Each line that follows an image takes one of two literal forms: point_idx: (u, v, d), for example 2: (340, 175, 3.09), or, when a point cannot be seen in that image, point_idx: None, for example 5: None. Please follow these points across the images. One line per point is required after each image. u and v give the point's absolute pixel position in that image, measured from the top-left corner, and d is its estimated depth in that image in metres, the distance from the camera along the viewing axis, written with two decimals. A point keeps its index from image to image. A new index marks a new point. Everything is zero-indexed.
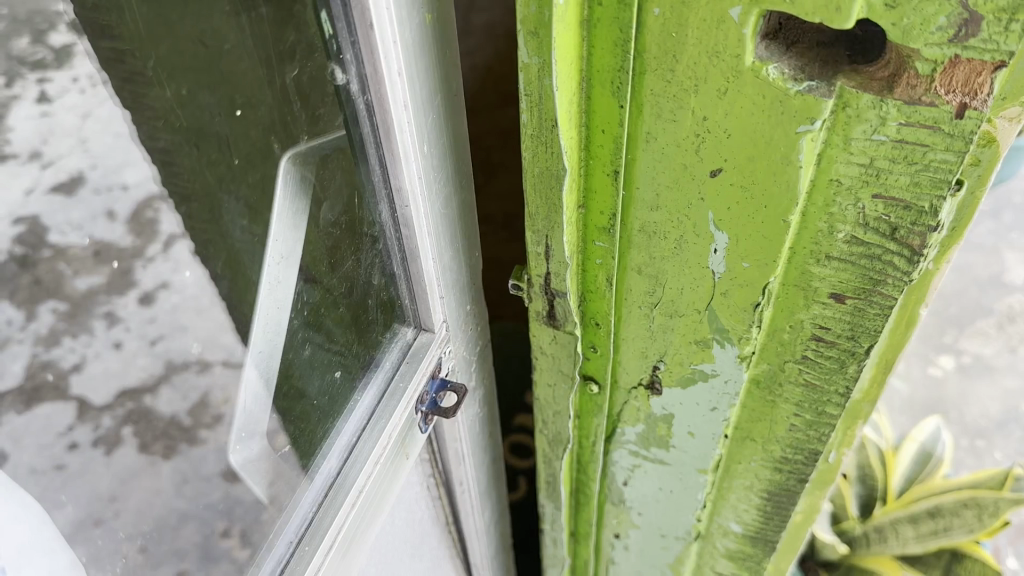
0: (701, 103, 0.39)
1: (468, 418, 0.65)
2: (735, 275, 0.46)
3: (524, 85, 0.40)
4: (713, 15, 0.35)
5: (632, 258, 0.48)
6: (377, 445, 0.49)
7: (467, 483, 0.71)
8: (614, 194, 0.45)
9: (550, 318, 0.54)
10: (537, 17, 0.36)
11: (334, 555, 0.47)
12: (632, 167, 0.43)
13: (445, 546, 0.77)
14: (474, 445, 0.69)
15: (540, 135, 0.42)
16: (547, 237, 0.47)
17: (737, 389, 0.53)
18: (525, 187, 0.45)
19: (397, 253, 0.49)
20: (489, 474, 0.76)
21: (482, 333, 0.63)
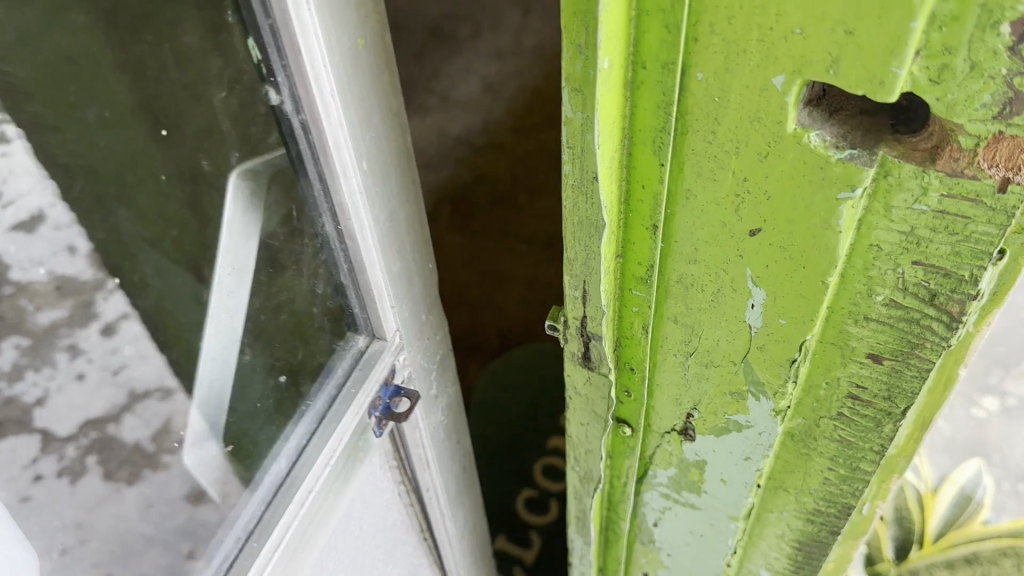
0: (741, 164, 0.39)
1: (431, 424, 0.68)
2: (771, 331, 0.46)
3: (568, 139, 0.41)
4: (757, 82, 0.36)
5: (669, 308, 0.48)
6: (329, 445, 0.53)
7: (437, 487, 0.73)
8: (652, 246, 0.45)
9: (584, 359, 0.54)
10: (582, 76, 0.38)
11: (290, 548, 0.51)
12: (671, 221, 0.44)
13: (422, 554, 0.79)
14: (439, 451, 0.71)
15: (582, 186, 0.43)
16: (584, 281, 0.48)
17: (771, 440, 0.53)
18: (564, 234, 0.46)
19: (345, 264, 0.52)
20: (458, 481, 0.79)
21: (441, 343, 0.66)
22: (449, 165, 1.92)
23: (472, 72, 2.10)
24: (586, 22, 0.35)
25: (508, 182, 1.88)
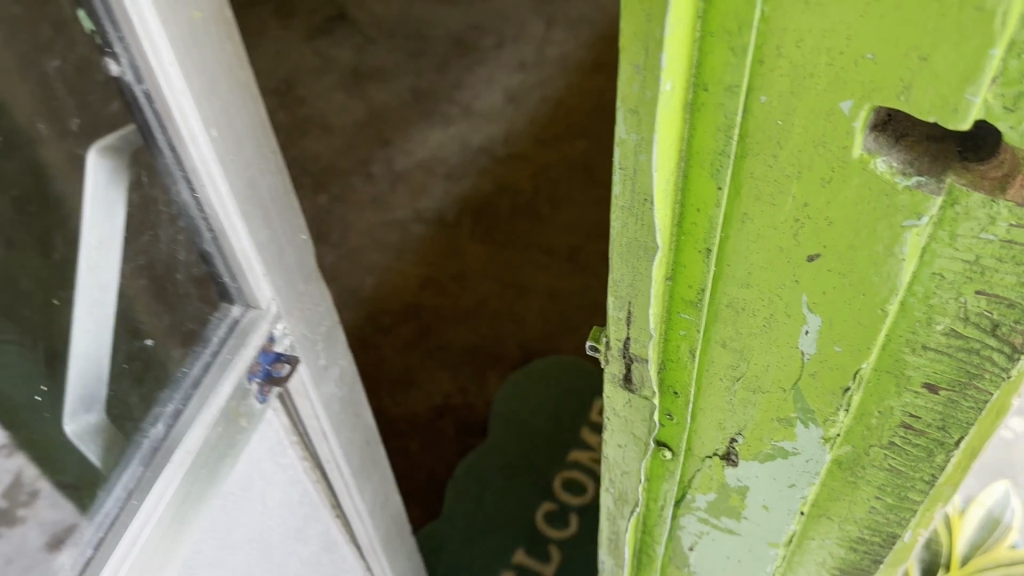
0: (802, 190, 0.39)
1: (326, 395, 0.65)
2: (825, 358, 0.45)
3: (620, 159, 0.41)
4: (823, 106, 0.35)
5: (718, 332, 0.47)
6: (205, 414, 0.51)
7: (338, 460, 0.70)
8: (705, 271, 0.44)
9: (625, 380, 0.53)
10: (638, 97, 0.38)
11: (170, 522, 0.49)
12: (725, 245, 0.43)
13: (337, 531, 0.75)
14: (338, 424, 0.68)
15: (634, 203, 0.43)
16: (630, 303, 0.48)
17: (818, 468, 0.52)
18: (612, 254, 0.46)
19: (209, 230, 0.51)
20: (362, 453, 0.76)
21: (327, 315, 0.64)
22: (471, 176, 1.92)
23: (494, 81, 2.09)
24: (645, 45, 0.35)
25: (530, 194, 1.88)
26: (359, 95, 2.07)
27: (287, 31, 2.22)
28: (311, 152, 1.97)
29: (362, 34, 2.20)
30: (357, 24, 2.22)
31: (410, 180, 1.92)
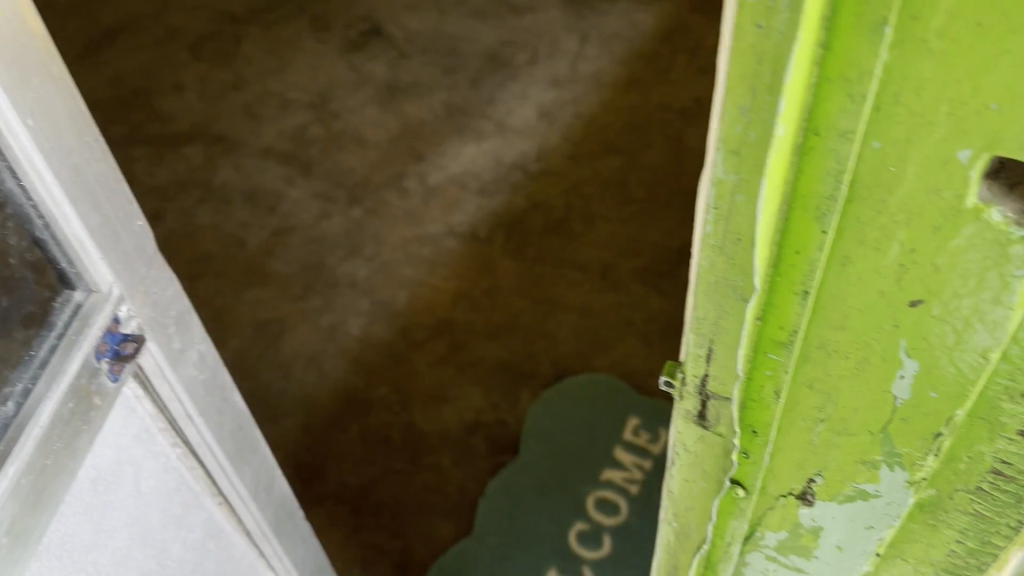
0: (911, 236, 0.38)
1: (183, 378, 0.62)
2: (918, 403, 0.45)
3: (715, 196, 0.42)
4: (939, 155, 0.35)
5: (806, 374, 0.47)
6: (52, 396, 0.47)
7: (209, 446, 0.67)
8: (799, 313, 0.44)
9: (699, 417, 0.54)
10: (740, 137, 0.39)
11: (16, 518, 0.44)
12: (822, 288, 0.42)
13: (225, 519, 0.73)
14: (201, 407, 0.65)
15: (726, 240, 0.44)
16: (711, 341, 0.49)
17: (900, 511, 0.52)
18: (698, 293, 0.47)
19: (27, 211, 0.46)
20: (233, 439, 0.73)
21: (176, 298, 0.61)
22: (504, 192, 1.92)
23: (528, 97, 2.09)
24: (752, 88, 0.36)
25: (563, 210, 1.88)
26: (393, 110, 2.08)
27: (321, 45, 2.24)
28: (345, 166, 1.98)
29: (396, 49, 2.22)
30: (392, 39, 2.24)
31: (443, 195, 1.92)
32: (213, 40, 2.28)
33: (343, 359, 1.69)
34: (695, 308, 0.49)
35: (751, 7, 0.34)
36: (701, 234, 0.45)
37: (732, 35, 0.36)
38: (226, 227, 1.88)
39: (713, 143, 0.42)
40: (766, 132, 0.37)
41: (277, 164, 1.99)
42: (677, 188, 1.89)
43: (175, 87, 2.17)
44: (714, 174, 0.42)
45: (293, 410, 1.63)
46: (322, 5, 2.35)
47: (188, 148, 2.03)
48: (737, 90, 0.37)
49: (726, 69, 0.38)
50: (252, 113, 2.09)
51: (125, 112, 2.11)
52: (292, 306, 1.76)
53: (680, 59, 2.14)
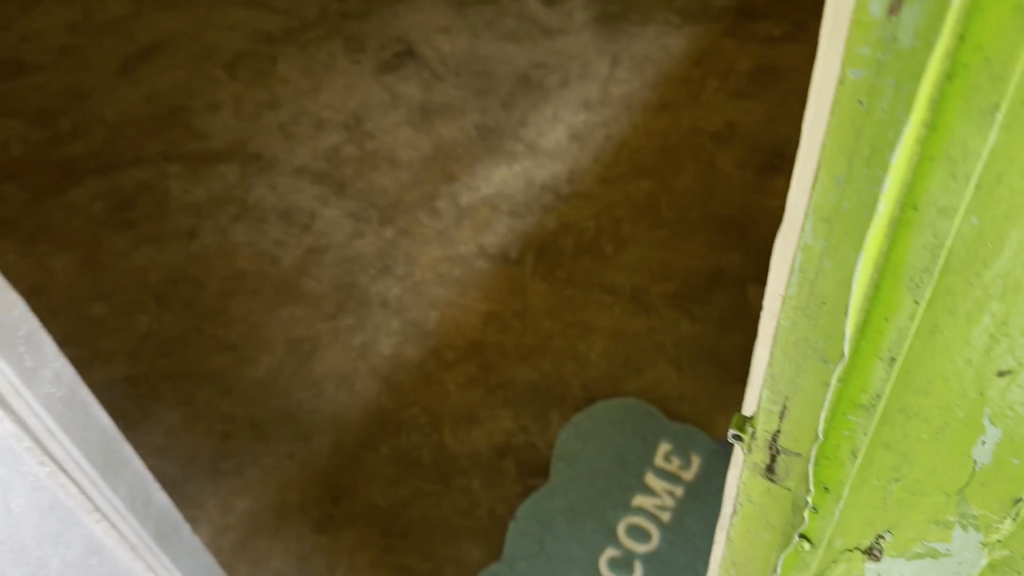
0: (1005, 311, 0.38)
1: (38, 396, 0.70)
2: (999, 468, 0.45)
3: (802, 261, 0.42)
4: None
5: (884, 436, 0.47)
6: None
7: (77, 460, 0.76)
8: (883, 378, 0.44)
9: (768, 471, 0.54)
10: (834, 207, 0.38)
11: None
12: (907, 355, 0.43)
13: (102, 534, 0.80)
14: (63, 422, 0.74)
15: (810, 304, 0.43)
16: (785, 400, 0.49)
17: (969, 569, 0.52)
18: (774, 352, 0.47)
19: None
20: (104, 452, 0.81)
21: (25, 321, 0.69)
22: (535, 213, 1.93)
23: (559, 119, 2.10)
24: (851, 161, 0.36)
25: (594, 232, 1.88)
26: (425, 130, 2.10)
27: (355, 65, 2.26)
28: (378, 186, 2.00)
29: (428, 70, 2.24)
30: (424, 59, 2.26)
31: (474, 216, 1.93)
32: (248, 59, 2.32)
33: (374, 379, 1.69)
34: (769, 367, 0.48)
35: (856, 85, 0.34)
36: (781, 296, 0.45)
37: (831, 109, 0.36)
38: (261, 246, 1.91)
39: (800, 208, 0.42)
40: (863, 203, 0.37)
41: (310, 183, 2.01)
42: (707, 213, 1.89)
43: (211, 105, 2.21)
44: (802, 240, 0.41)
45: (324, 428, 1.63)
46: (355, 25, 2.38)
47: (224, 166, 2.06)
48: (835, 162, 0.37)
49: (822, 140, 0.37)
50: (287, 132, 2.12)
51: (164, 131, 2.15)
52: (324, 325, 1.78)
53: (711, 82, 2.14)
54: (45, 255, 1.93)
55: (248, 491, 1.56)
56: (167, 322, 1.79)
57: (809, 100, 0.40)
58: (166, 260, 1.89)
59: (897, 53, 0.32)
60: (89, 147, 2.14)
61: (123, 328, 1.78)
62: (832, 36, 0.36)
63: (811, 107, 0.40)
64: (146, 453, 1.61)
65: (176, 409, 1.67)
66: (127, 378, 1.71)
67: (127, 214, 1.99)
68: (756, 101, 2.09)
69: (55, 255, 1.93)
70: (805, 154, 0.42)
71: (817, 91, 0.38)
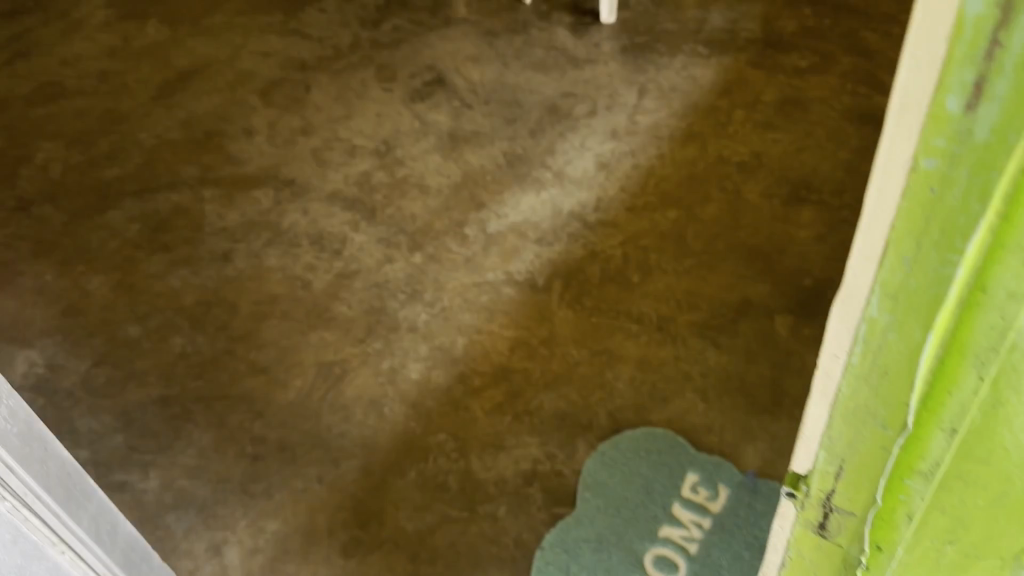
0: None
1: None
2: None
3: (867, 332, 0.45)
4: None
5: (941, 502, 0.49)
6: None
7: (36, 491, 0.84)
8: (943, 448, 0.46)
9: (820, 526, 0.57)
10: (901, 283, 0.42)
11: None
12: (968, 428, 0.45)
13: (69, 563, 0.90)
14: (19, 457, 0.82)
15: (873, 372, 0.46)
16: (842, 461, 0.52)
17: None
18: (834, 416, 0.50)
19: None
20: (66, 485, 0.92)
21: None
22: (563, 241, 1.95)
23: (586, 148, 2.13)
24: (920, 241, 0.40)
25: (621, 261, 1.90)
26: (455, 158, 2.13)
27: (387, 93, 2.31)
28: (408, 212, 2.03)
29: (458, 98, 2.28)
30: (454, 88, 2.30)
31: (502, 243, 1.96)
32: (282, 86, 2.37)
33: (403, 404, 1.71)
34: (829, 429, 0.52)
35: (928, 172, 0.37)
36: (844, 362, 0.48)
37: (903, 194, 0.39)
38: (293, 270, 1.94)
39: (863, 285, 0.45)
40: (930, 281, 0.40)
41: (342, 209, 2.05)
42: (734, 243, 1.90)
43: (245, 131, 2.26)
44: (867, 312, 0.45)
45: (352, 452, 1.65)
46: (387, 54, 2.43)
47: (258, 191, 2.10)
48: (904, 242, 0.40)
49: (890, 223, 0.41)
50: (319, 158, 2.17)
51: (199, 155, 2.21)
52: (354, 349, 1.80)
53: (738, 112, 2.16)
54: (82, 275, 1.97)
55: (277, 514, 1.57)
56: (201, 344, 1.82)
57: (868, 187, 0.43)
58: (201, 283, 1.93)
59: (971, 145, 0.35)
60: (125, 170, 2.20)
61: (158, 349, 1.82)
62: (895, 123, 0.39)
63: (877, 174, 0.41)
64: (177, 474, 1.63)
65: (208, 431, 1.69)
66: (161, 399, 1.74)
67: (163, 236, 2.03)
68: (783, 133, 2.10)
69: (90, 276, 1.97)
70: (861, 241, 0.44)
71: (879, 174, 0.41)
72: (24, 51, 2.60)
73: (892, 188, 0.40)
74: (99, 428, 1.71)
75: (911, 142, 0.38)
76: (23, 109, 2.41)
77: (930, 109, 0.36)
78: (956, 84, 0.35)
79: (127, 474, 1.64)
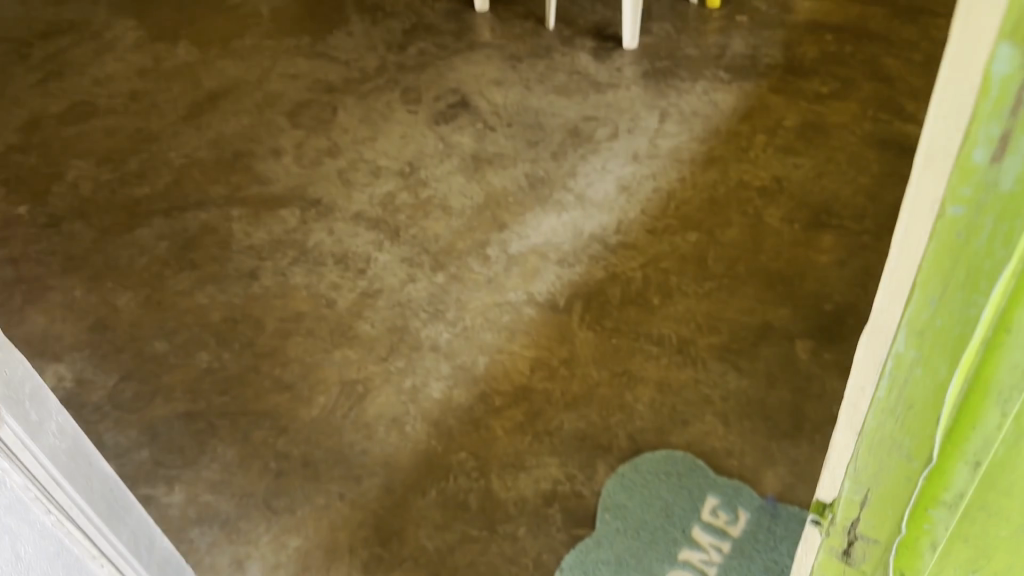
0: None
1: (43, 448, 0.81)
2: None
3: (893, 366, 0.48)
4: None
5: (964, 532, 0.53)
6: None
7: (80, 504, 0.87)
8: (967, 479, 0.49)
9: (844, 555, 0.60)
10: (927, 321, 0.45)
11: None
12: (990, 463, 0.48)
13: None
14: (64, 472, 0.84)
15: (899, 404, 0.49)
16: (867, 490, 0.55)
17: None
18: (860, 446, 0.53)
19: None
20: (107, 500, 0.94)
21: (28, 378, 0.81)
22: (584, 262, 1.97)
23: (607, 170, 2.16)
24: (946, 282, 0.42)
25: (641, 283, 1.92)
26: (477, 179, 2.17)
27: (412, 115, 2.36)
28: (431, 232, 2.06)
29: (481, 121, 2.32)
30: (478, 111, 2.34)
31: (524, 264, 1.98)
32: (309, 107, 2.42)
33: (424, 422, 1.73)
34: (856, 458, 0.54)
35: (955, 218, 0.40)
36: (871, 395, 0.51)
37: (930, 237, 0.42)
38: (318, 288, 1.97)
39: (892, 321, 0.48)
40: (956, 320, 0.43)
41: (367, 228, 2.09)
42: (755, 266, 1.92)
43: (273, 151, 2.31)
44: (895, 346, 0.48)
45: (374, 470, 1.66)
46: (412, 77, 2.48)
47: (285, 210, 2.15)
48: (931, 283, 0.43)
49: (919, 264, 0.44)
50: (345, 178, 2.21)
51: (227, 175, 2.26)
52: (377, 367, 1.82)
53: (759, 137, 2.19)
54: (111, 291, 2.01)
55: (299, 530, 1.58)
56: (226, 361, 1.85)
57: (899, 231, 0.46)
58: (228, 300, 1.97)
59: (997, 192, 0.38)
60: (154, 189, 2.25)
61: (184, 365, 1.85)
62: (924, 172, 0.42)
63: (905, 223, 0.45)
64: (202, 489, 1.65)
65: (232, 446, 1.71)
66: (186, 415, 1.77)
67: (191, 254, 2.07)
68: (804, 158, 2.12)
69: (119, 292, 2.01)
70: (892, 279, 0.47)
71: (908, 218, 0.44)
72: (58, 71, 2.68)
73: (921, 231, 0.44)
74: (125, 442, 1.73)
75: (940, 188, 0.41)
76: (55, 128, 2.47)
77: (958, 158, 0.39)
78: (982, 138, 0.38)
79: (152, 488, 1.66)
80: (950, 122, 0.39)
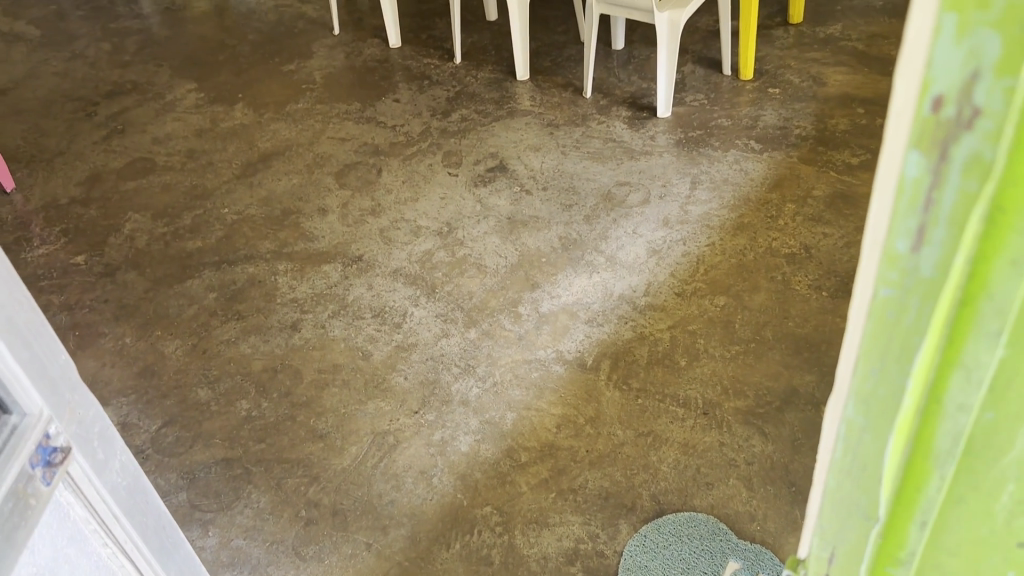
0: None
1: (107, 485, 0.86)
2: None
3: (844, 434, 0.48)
4: None
5: None
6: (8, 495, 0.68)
7: (134, 539, 0.92)
8: (918, 538, 0.50)
9: None
10: (870, 390, 0.45)
11: None
12: (937, 522, 0.49)
13: None
14: (122, 508, 0.89)
15: (850, 471, 0.50)
16: (833, 548, 0.55)
17: None
18: (822, 504, 0.53)
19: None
20: (159, 535, 1.00)
21: (97, 417, 0.86)
22: (612, 322, 2.02)
23: (638, 234, 2.22)
24: (883, 355, 0.44)
25: (668, 345, 1.95)
26: (513, 241, 2.24)
27: (452, 178, 2.47)
28: (466, 290, 2.14)
29: (518, 185, 2.41)
30: (515, 175, 2.44)
31: (554, 323, 2.04)
32: (356, 168, 2.55)
33: (451, 475, 1.76)
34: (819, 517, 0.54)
35: (885, 300, 0.41)
36: (825, 459, 0.51)
37: (865, 313, 0.43)
38: (355, 341, 2.05)
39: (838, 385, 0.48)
40: (895, 390, 0.44)
41: (404, 284, 2.17)
42: (782, 331, 1.94)
43: (319, 210, 2.43)
44: (844, 414, 0.48)
45: (401, 521, 1.70)
46: (454, 142, 2.60)
47: (328, 265, 2.25)
48: (869, 357, 0.44)
49: (858, 337, 0.45)
50: (386, 236, 2.31)
51: (276, 231, 2.38)
52: (408, 419, 1.88)
53: (788, 205, 2.24)
54: (160, 339, 2.12)
55: None
56: (265, 409, 1.93)
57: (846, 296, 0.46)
58: (270, 351, 2.05)
59: (918, 279, 0.40)
60: (207, 242, 2.38)
61: (225, 413, 1.93)
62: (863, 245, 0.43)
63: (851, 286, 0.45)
64: (234, 534, 1.70)
65: (265, 493, 1.77)
66: (223, 460, 1.84)
67: (237, 305, 2.18)
68: (833, 227, 2.15)
69: (168, 340, 2.12)
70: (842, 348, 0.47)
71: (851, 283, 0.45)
72: (122, 129, 2.88)
73: (857, 299, 0.44)
74: (166, 484, 1.80)
75: (869, 261, 0.42)
76: (115, 182, 2.65)
77: (881, 248, 0.40)
78: (901, 230, 0.39)
79: (187, 531, 1.71)
80: (872, 207, 0.41)
